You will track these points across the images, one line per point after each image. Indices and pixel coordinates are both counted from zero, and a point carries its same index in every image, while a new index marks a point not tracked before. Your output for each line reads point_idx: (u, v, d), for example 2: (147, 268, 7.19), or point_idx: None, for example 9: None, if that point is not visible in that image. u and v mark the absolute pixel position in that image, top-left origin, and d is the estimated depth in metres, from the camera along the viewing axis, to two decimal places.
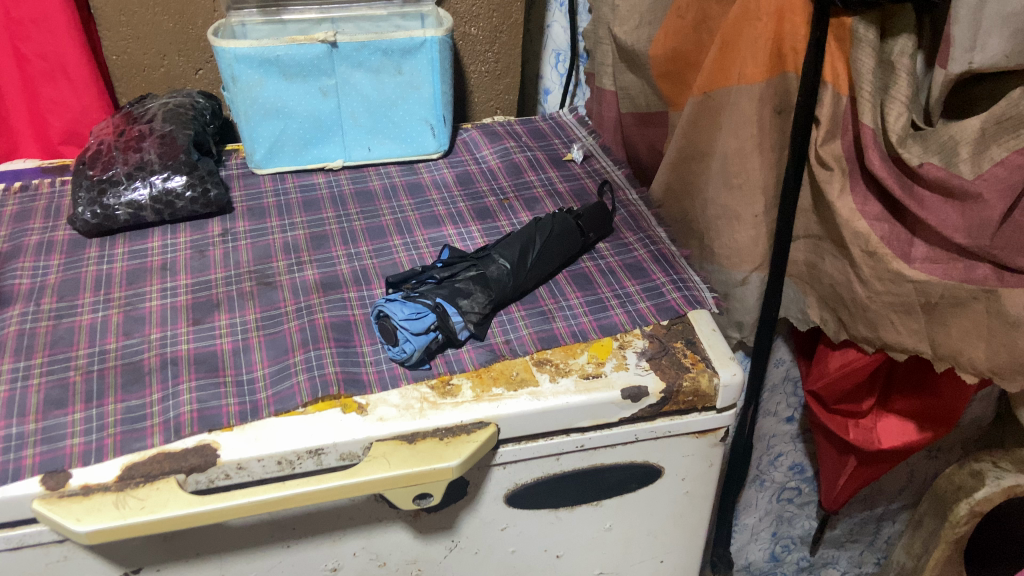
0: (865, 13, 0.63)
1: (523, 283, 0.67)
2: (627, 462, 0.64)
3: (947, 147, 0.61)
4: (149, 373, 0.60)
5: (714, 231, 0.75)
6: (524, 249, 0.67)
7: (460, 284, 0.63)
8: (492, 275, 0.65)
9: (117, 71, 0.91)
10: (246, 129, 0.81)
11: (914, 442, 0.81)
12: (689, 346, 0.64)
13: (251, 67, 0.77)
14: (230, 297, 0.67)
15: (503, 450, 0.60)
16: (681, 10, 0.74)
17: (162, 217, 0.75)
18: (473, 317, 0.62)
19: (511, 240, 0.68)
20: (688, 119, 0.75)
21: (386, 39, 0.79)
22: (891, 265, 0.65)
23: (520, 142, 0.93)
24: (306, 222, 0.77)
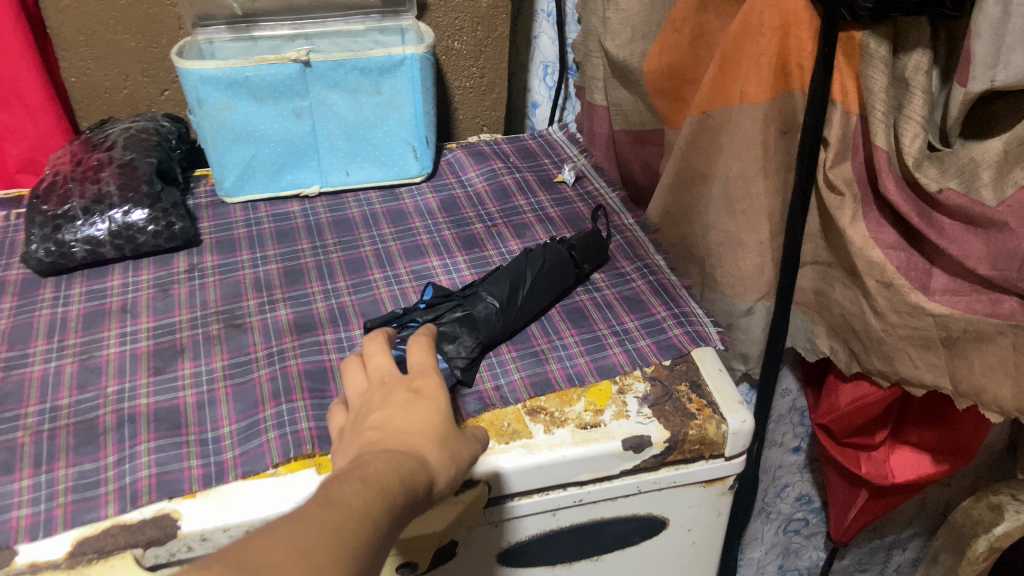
0: (877, 27, 0.58)
1: (514, 321, 0.62)
2: (629, 515, 0.59)
3: (966, 171, 0.57)
4: (104, 432, 0.55)
5: (716, 259, 0.71)
6: (514, 285, 0.62)
7: (445, 327, 0.59)
8: (479, 316, 0.60)
9: (77, 94, 0.85)
10: (215, 155, 0.76)
11: (929, 475, 0.77)
12: (694, 389, 0.59)
13: (217, 90, 0.71)
14: (195, 342, 0.62)
15: (494, 508, 0.55)
16: (676, 24, 0.70)
17: (123, 252, 0.69)
18: (460, 363, 0.58)
19: (500, 275, 0.63)
20: (686, 140, 0.70)
21: (364, 57, 0.74)
22: (909, 297, 0.60)
23: (509, 163, 0.88)
24: (279, 255, 0.72)
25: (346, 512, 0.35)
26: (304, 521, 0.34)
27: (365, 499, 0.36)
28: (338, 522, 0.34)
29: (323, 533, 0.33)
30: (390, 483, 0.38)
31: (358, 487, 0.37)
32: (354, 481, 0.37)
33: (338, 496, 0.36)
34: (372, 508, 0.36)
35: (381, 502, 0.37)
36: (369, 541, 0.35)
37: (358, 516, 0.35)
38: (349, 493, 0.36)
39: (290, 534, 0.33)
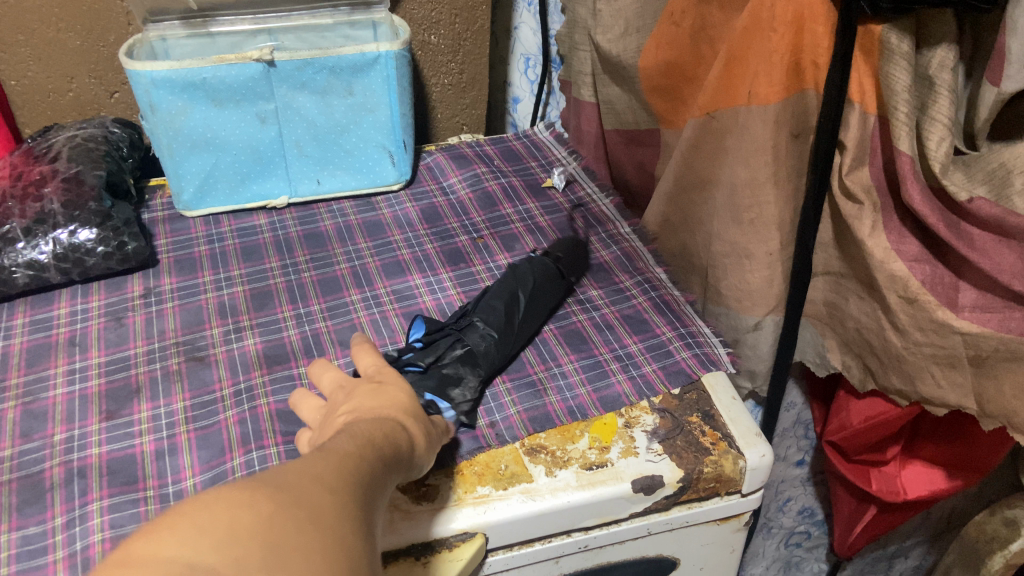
0: (898, 20, 0.53)
1: (513, 350, 0.57)
2: (638, 557, 0.54)
3: (997, 177, 0.52)
4: (50, 490, 0.48)
5: (721, 270, 0.66)
6: (512, 312, 0.57)
7: (446, 368, 0.53)
8: (478, 349, 0.55)
9: (17, 98, 0.78)
10: (171, 165, 0.69)
11: (943, 490, 0.72)
12: (706, 420, 0.54)
13: (172, 93, 0.65)
14: (153, 380, 0.55)
15: (492, 560, 0.49)
16: (675, 16, 0.64)
17: (71, 276, 0.62)
18: (466, 407, 0.52)
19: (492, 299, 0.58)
20: (688, 142, 0.65)
21: (334, 56, 0.67)
22: (935, 313, 0.56)
23: (493, 167, 0.82)
24: (246, 276, 0.65)
25: (347, 456, 0.33)
26: (310, 459, 0.31)
27: (358, 448, 0.34)
28: (343, 462, 0.32)
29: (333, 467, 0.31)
30: (376, 443, 0.36)
31: (350, 444, 0.35)
32: (345, 441, 0.35)
33: (335, 448, 0.34)
34: (367, 460, 0.34)
35: (371, 453, 0.35)
36: (371, 482, 0.33)
37: (358, 461, 0.33)
38: (345, 447, 0.34)
39: (303, 463, 0.30)
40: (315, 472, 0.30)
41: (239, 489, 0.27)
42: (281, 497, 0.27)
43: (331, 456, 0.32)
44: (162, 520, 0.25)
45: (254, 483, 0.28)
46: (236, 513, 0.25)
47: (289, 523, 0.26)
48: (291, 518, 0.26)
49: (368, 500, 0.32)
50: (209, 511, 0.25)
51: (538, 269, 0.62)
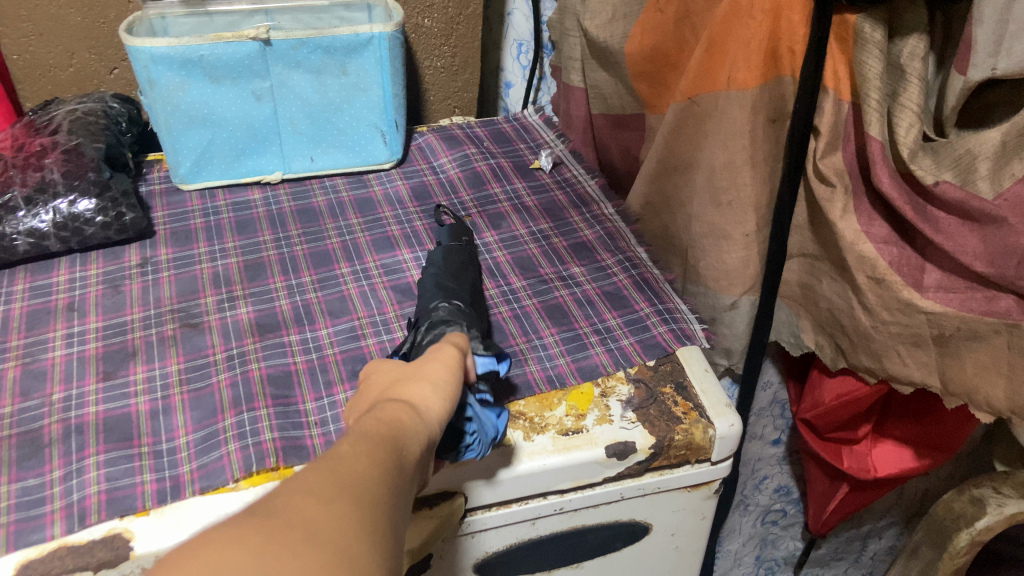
0: (872, 10, 0.55)
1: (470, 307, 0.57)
2: (612, 521, 0.57)
3: (963, 163, 0.54)
4: (49, 445, 0.51)
5: (699, 251, 0.68)
6: (443, 287, 0.58)
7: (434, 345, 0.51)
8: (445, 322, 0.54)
9: (18, 72, 0.79)
10: (169, 140, 0.71)
11: (912, 469, 0.75)
12: (680, 391, 0.56)
13: (170, 70, 0.67)
14: (148, 344, 0.57)
15: (471, 519, 0.52)
16: (660, 3, 0.66)
17: (70, 245, 0.65)
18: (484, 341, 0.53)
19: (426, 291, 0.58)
20: (670, 126, 0.67)
21: (328, 36, 0.69)
22: (901, 293, 0.58)
23: (482, 148, 0.84)
24: (240, 247, 0.68)
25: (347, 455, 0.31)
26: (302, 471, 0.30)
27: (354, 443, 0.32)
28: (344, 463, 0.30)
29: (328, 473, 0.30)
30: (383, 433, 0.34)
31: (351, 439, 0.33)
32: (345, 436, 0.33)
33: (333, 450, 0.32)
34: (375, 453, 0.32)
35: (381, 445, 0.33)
36: (381, 479, 0.31)
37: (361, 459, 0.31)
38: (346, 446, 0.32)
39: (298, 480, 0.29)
40: (313, 487, 0.28)
41: (224, 529, 0.26)
42: (266, 528, 0.26)
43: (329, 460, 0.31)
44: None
45: (246, 519, 0.27)
46: (228, 556, 0.25)
47: (278, 549, 0.25)
48: (274, 551, 0.25)
49: (380, 498, 0.30)
50: (203, 556, 0.25)
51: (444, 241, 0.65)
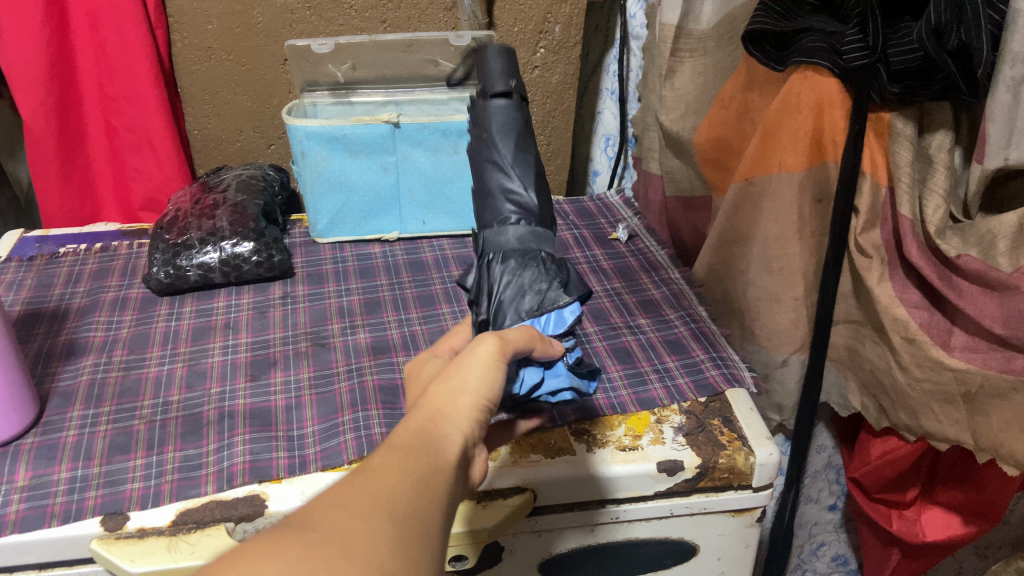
0: (903, 110, 0.65)
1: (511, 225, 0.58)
2: (662, 537, 0.64)
3: (984, 241, 0.62)
4: (207, 425, 0.64)
5: (755, 312, 0.78)
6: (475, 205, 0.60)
7: (511, 287, 0.55)
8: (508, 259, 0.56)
9: (197, 145, 1.02)
10: (312, 201, 0.87)
11: (959, 536, 0.78)
12: (726, 424, 0.65)
13: (319, 144, 0.83)
14: (286, 356, 0.72)
15: (539, 517, 0.60)
16: (725, 102, 0.79)
17: (229, 278, 0.81)
18: (554, 285, 0.56)
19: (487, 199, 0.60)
20: (730, 205, 0.78)
21: (446, 121, 0.84)
22: (930, 352, 0.65)
23: (568, 221, 0.98)
24: (361, 289, 0.82)
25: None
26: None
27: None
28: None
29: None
30: (411, 440, 0.37)
31: (304, 537, 0.29)
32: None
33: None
34: (401, 471, 0.34)
35: (406, 457, 0.35)
36: (407, 492, 0.33)
37: (279, 567, 0.27)
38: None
39: (231, 563, 0.27)
40: (263, 573, 0.27)
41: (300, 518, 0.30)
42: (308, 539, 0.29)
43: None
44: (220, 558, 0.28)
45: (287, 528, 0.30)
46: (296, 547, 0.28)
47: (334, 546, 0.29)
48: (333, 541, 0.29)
49: (415, 510, 0.32)
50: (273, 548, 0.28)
51: (489, 123, 0.60)
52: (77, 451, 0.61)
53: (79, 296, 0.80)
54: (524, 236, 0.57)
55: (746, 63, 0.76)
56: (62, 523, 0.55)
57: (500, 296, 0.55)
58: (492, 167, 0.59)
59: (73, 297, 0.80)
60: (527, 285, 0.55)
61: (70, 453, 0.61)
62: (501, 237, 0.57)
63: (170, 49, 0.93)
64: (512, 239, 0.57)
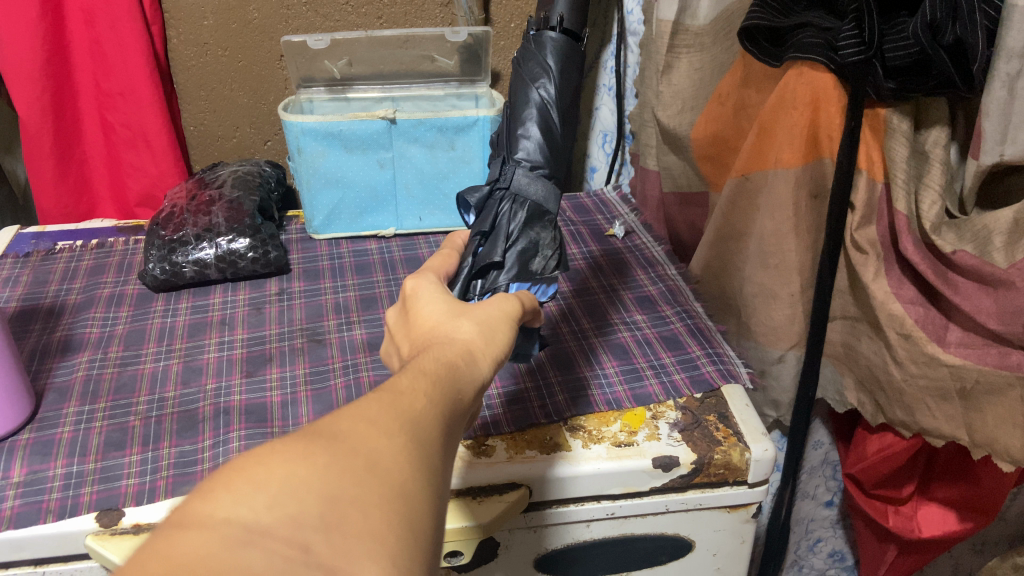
0: (899, 105, 0.65)
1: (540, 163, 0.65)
2: (658, 533, 0.64)
3: (980, 236, 0.62)
4: (202, 421, 0.64)
5: (751, 309, 0.78)
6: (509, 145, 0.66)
7: (527, 236, 0.60)
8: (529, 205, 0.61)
9: (194, 141, 1.02)
10: (308, 197, 0.87)
11: (956, 532, 0.78)
12: (721, 420, 0.65)
13: (315, 140, 0.83)
14: (282, 352, 0.72)
15: (534, 513, 0.60)
16: (722, 98, 0.79)
17: (225, 274, 0.81)
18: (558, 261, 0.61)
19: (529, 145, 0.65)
20: (726, 201, 0.78)
21: (442, 117, 0.84)
22: (926, 348, 0.65)
23: (564, 217, 0.98)
24: (357, 285, 0.82)
25: (211, 496, 0.26)
26: (237, 533, 0.24)
27: (326, 534, 0.25)
28: (277, 477, 0.27)
29: (200, 516, 0.25)
30: (437, 371, 0.37)
31: (313, 457, 0.28)
32: (347, 487, 0.27)
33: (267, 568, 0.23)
34: (424, 397, 0.34)
35: (430, 388, 0.35)
36: (430, 417, 0.33)
37: (305, 468, 0.27)
38: (231, 473, 0.27)
39: (233, 478, 0.26)
40: (258, 493, 0.26)
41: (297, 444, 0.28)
42: (325, 458, 0.28)
43: (235, 493, 0.26)
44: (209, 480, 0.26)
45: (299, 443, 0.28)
46: (294, 469, 0.27)
47: (338, 476, 0.28)
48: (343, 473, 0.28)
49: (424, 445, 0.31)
50: (269, 467, 0.27)
51: (534, 63, 0.71)
52: (73, 447, 0.61)
53: (75, 292, 0.80)
54: (548, 190, 0.63)
55: (742, 59, 0.76)
56: (57, 519, 0.55)
57: (511, 251, 0.59)
58: (539, 99, 0.68)
59: (68, 293, 0.80)
60: (540, 245, 0.61)
61: (66, 448, 0.61)
62: (530, 185, 0.62)
63: (166, 45, 0.93)
64: (538, 189, 0.62)
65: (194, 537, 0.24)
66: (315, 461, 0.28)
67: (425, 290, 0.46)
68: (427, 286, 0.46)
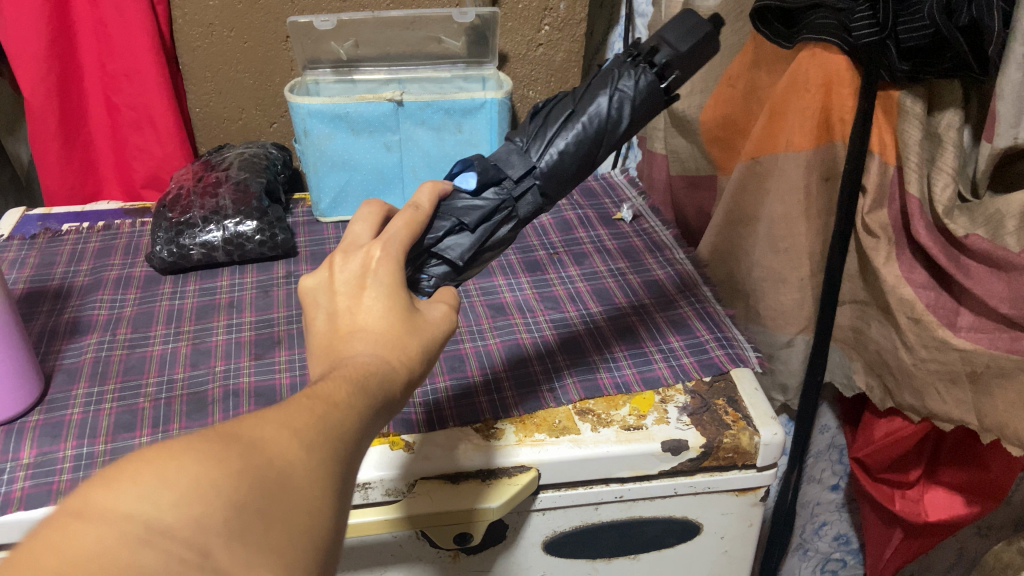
0: (913, 87, 0.64)
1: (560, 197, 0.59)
2: (666, 516, 0.64)
3: (993, 220, 0.61)
4: (211, 403, 0.64)
5: (760, 292, 0.78)
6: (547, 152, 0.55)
7: (494, 249, 0.57)
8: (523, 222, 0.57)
9: (199, 123, 1.01)
10: (315, 179, 0.87)
11: (962, 516, 0.78)
12: (730, 404, 0.65)
13: (322, 122, 0.82)
14: (290, 335, 0.72)
15: (543, 496, 0.61)
16: (732, 80, 0.78)
17: (232, 257, 0.81)
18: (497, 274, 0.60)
19: (573, 149, 0.55)
20: (736, 184, 0.77)
21: (449, 100, 0.83)
22: (936, 332, 0.65)
23: (571, 201, 0.97)
24: None
25: (119, 484, 0.29)
26: (139, 530, 0.27)
27: (227, 542, 0.29)
28: (187, 475, 0.30)
29: (104, 508, 0.28)
30: (365, 377, 0.40)
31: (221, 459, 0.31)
32: (252, 497, 0.31)
33: (164, 570, 0.27)
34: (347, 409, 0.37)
35: (357, 397, 0.38)
36: (347, 429, 0.36)
37: (215, 472, 0.30)
38: (145, 461, 0.30)
39: (139, 466, 0.29)
40: (160, 489, 0.29)
41: (205, 443, 0.31)
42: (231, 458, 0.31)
43: (140, 487, 0.29)
44: (125, 463, 0.30)
45: (210, 440, 0.32)
46: (203, 470, 0.30)
47: (242, 483, 0.31)
48: (249, 479, 0.31)
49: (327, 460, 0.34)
50: (179, 462, 0.30)
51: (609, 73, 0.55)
52: (82, 429, 0.61)
53: (82, 274, 0.80)
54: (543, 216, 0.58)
55: (754, 40, 0.75)
56: None
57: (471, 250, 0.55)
58: (601, 105, 0.55)
59: (76, 275, 0.80)
60: (495, 254, 0.58)
61: (76, 430, 0.61)
62: (527, 203, 0.56)
63: (171, 25, 0.92)
64: (531, 209, 0.56)
65: (96, 529, 0.27)
66: (218, 461, 0.31)
67: (385, 277, 0.45)
68: (389, 272, 0.45)
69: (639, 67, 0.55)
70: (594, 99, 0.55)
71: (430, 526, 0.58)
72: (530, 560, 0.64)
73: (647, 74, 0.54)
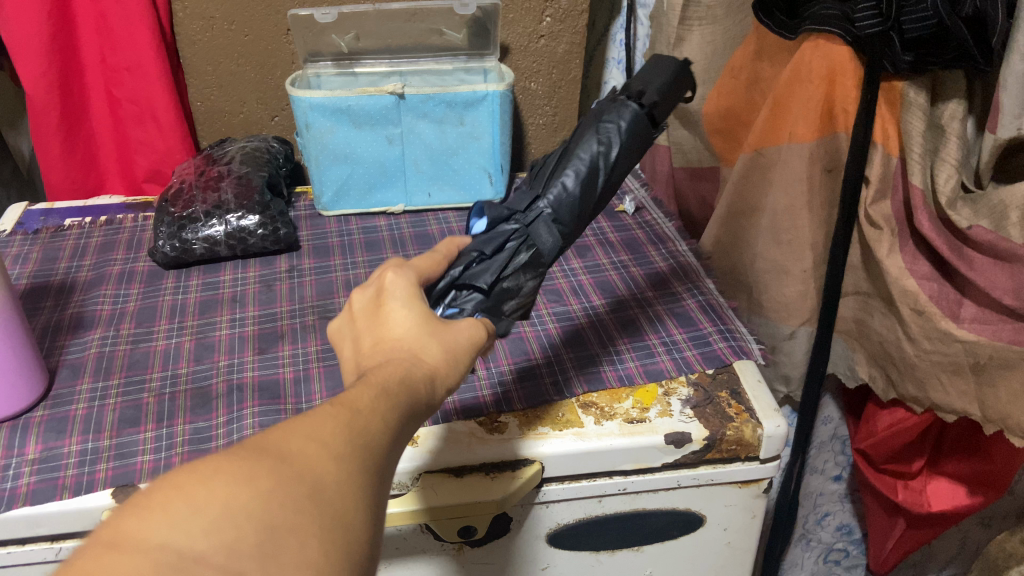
0: (916, 78, 0.64)
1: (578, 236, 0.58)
2: (669, 508, 0.65)
3: (996, 211, 0.61)
4: (216, 398, 0.64)
5: (763, 284, 0.78)
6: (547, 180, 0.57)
7: (514, 281, 0.55)
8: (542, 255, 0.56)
9: (200, 116, 1.01)
10: (317, 173, 0.87)
11: (965, 506, 0.78)
12: (733, 396, 0.65)
13: (323, 116, 0.82)
14: (294, 329, 0.72)
15: (547, 488, 0.61)
16: (735, 71, 0.78)
17: (234, 251, 0.81)
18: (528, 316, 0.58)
19: (575, 180, 0.56)
20: (738, 175, 0.77)
21: (451, 92, 0.83)
22: (940, 324, 0.65)
23: None
24: (366, 262, 0.82)
25: (152, 515, 0.27)
26: (171, 563, 0.26)
27: (263, 565, 0.27)
28: (218, 505, 0.28)
29: (135, 540, 0.26)
30: (391, 392, 0.38)
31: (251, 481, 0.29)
32: (286, 515, 0.29)
33: None
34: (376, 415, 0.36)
35: (382, 403, 0.37)
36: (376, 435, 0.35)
37: (245, 494, 0.29)
38: (176, 490, 0.28)
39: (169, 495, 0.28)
40: (191, 517, 0.27)
41: (236, 463, 0.30)
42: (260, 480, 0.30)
43: (172, 516, 0.27)
44: (154, 494, 0.28)
45: (239, 460, 0.30)
46: (233, 492, 0.29)
47: (274, 502, 0.29)
48: (282, 500, 0.30)
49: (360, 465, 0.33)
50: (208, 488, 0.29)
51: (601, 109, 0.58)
52: (87, 424, 0.61)
53: (85, 269, 0.80)
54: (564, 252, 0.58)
55: (756, 31, 0.75)
56: (73, 496, 0.55)
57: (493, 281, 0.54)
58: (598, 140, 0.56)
59: (79, 271, 0.80)
60: (521, 291, 0.56)
61: (81, 425, 0.61)
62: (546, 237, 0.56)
63: (171, 19, 0.92)
64: (552, 241, 0.56)
65: (129, 562, 0.26)
66: (249, 483, 0.29)
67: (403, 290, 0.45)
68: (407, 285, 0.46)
69: (622, 100, 0.57)
70: (585, 136, 0.57)
71: (437, 519, 0.58)
72: (533, 552, 0.65)
73: (630, 104, 0.57)
